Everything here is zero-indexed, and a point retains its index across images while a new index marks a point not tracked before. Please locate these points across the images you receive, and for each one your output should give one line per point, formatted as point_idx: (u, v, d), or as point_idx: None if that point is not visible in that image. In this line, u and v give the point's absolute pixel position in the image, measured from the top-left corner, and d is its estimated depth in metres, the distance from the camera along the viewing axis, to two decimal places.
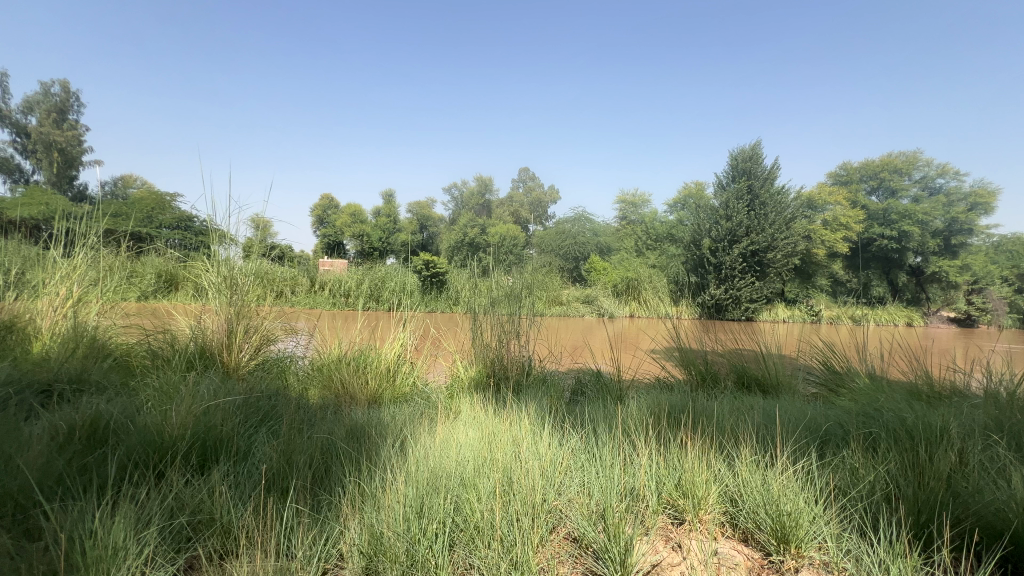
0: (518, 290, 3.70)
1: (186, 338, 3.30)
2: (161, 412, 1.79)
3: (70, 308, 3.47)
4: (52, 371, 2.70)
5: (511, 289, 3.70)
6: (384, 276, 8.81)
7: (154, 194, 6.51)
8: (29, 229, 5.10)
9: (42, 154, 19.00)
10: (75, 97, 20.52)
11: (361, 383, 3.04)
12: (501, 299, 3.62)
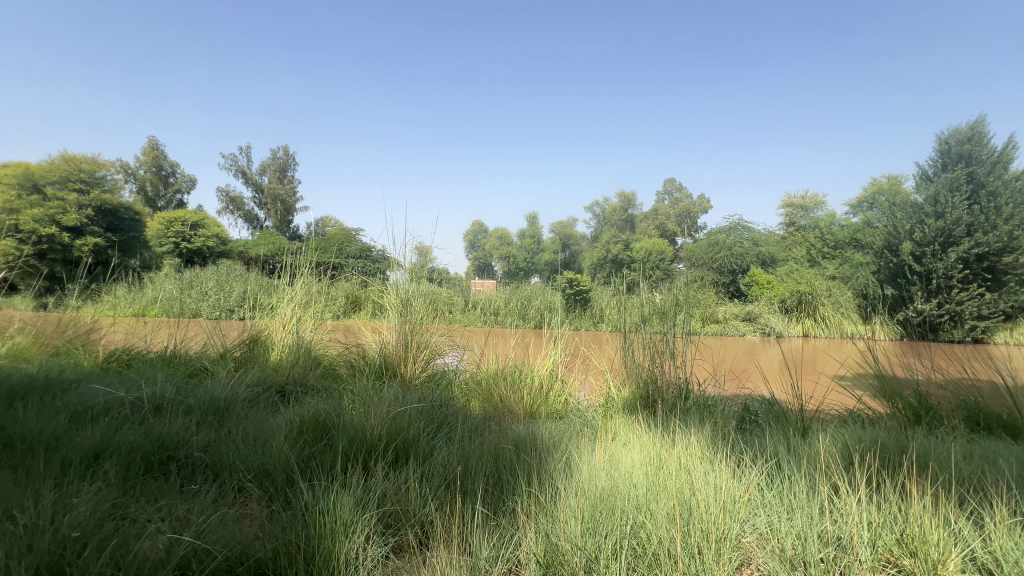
0: (669, 307, 3.53)
1: (373, 352, 3.87)
2: (362, 414, 2.13)
3: (294, 324, 4.31)
4: (284, 376, 3.42)
5: (661, 305, 3.55)
6: (530, 296, 9.18)
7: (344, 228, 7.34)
8: (263, 263, 6.58)
9: (271, 205, 24.46)
10: (292, 158, 25.93)
11: (517, 397, 3.20)
12: (652, 317, 3.50)
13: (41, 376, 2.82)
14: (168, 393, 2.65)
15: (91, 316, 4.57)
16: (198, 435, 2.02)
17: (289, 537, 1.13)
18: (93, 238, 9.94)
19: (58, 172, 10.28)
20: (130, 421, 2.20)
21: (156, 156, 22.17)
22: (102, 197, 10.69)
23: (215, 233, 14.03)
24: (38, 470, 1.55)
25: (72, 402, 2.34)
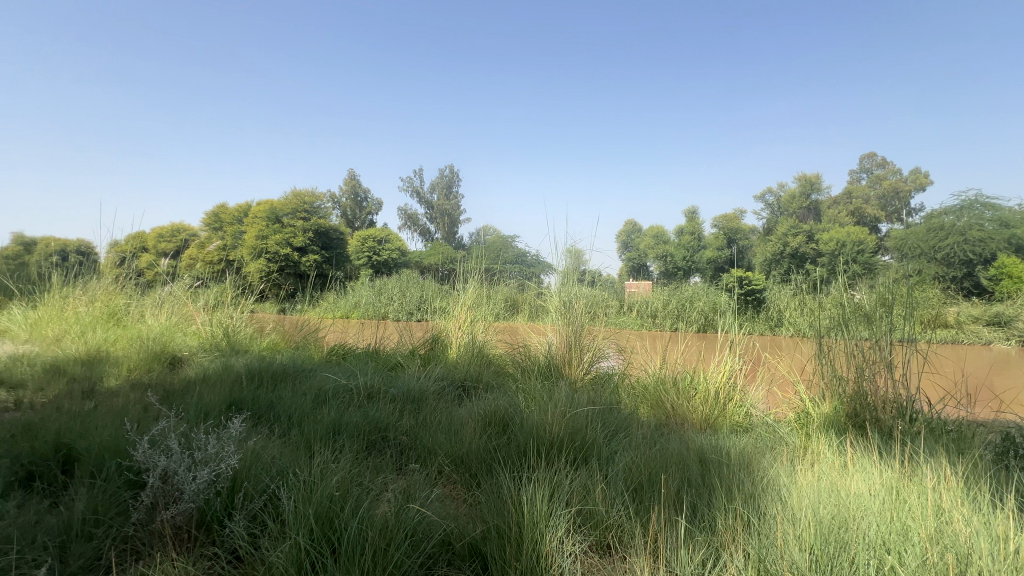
0: (869, 307, 2.91)
1: (540, 353, 4.02)
2: (539, 411, 2.25)
3: (468, 327, 4.75)
4: (464, 372, 3.79)
5: (858, 305, 2.96)
6: (693, 297, 8.51)
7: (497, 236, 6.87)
8: (436, 271, 7.38)
9: (440, 219, 27.37)
10: (456, 175, 28.63)
11: (690, 406, 3.01)
12: (847, 320, 2.95)
13: (291, 365, 3.61)
14: (376, 383, 3.16)
15: (318, 318, 5.72)
16: (403, 420, 2.36)
17: (495, 521, 1.26)
18: (314, 255, 12.36)
19: (290, 205, 12.67)
20: (354, 405, 2.68)
21: (354, 185, 26.68)
22: (318, 222, 12.93)
23: (397, 246, 16.24)
24: (300, 440, 1.99)
25: (313, 387, 2.94)
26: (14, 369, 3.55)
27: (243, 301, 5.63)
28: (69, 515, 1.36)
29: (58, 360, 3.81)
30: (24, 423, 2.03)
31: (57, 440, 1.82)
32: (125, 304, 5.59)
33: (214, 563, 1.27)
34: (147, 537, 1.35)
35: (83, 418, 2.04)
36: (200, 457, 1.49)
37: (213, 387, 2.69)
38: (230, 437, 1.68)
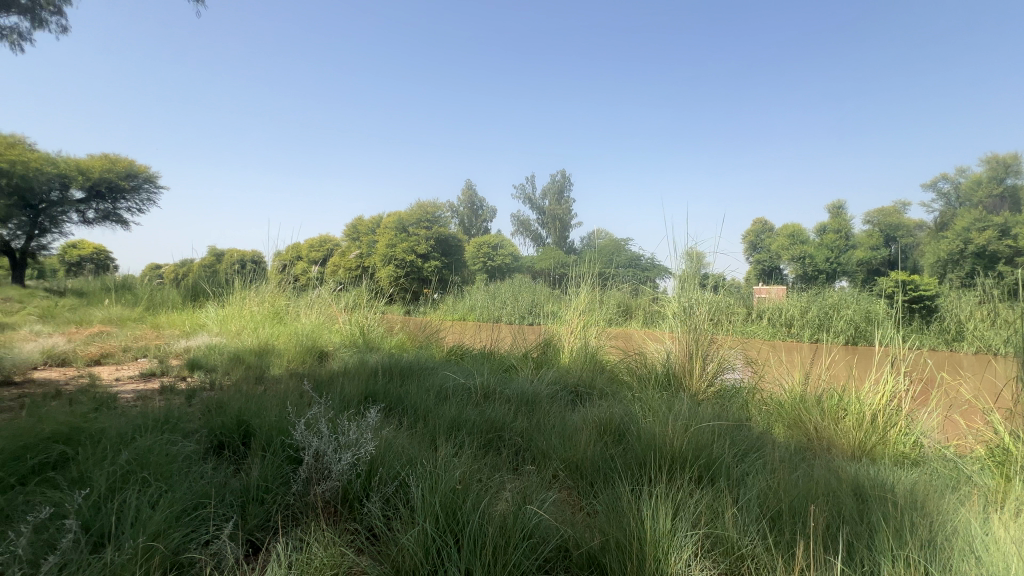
0: None
1: (657, 361, 3.82)
2: (657, 422, 2.15)
3: (580, 332, 4.69)
4: (576, 378, 3.76)
5: None
6: (839, 304, 7.41)
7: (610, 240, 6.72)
8: (547, 276, 7.45)
9: (552, 224, 27.62)
10: (567, 180, 28.74)
11: (839, 429, 2.61)
12: None
13: (417, 363, 3.93)
14: (491, 384, 3.27)
15: (439, 321, 6.13)
16: (516, 421, 2.41)
17: (613, 534, 1.23)
18: (435, 262, 13.29)
19: (414, 215, 13.79)
20: (471, 403, 2.81)
21: (470, 195, 28.28)
22: (439, 231, 13.80)
23: (510, 252, 16.74)
24: (424, 433, 2.14)
25: (434, 384, 3.14)
26: (208, 357, 4.37)
27: (376, 303, 6.26)
28: (248, 481, 1.63)
29: (238, 351, 4.60)
30: (217, 401, 2.49)
31: (238, 417, 2.19)
32: (286, 305, 6.56)
33: (355, 537, 1.42)
34: (303, 507, 1.56)
35: (257, 400, 2.43)
36: (343, 442, 1.68)
37: (352, 380, 3.02)
38: (367, 425, 1.87)
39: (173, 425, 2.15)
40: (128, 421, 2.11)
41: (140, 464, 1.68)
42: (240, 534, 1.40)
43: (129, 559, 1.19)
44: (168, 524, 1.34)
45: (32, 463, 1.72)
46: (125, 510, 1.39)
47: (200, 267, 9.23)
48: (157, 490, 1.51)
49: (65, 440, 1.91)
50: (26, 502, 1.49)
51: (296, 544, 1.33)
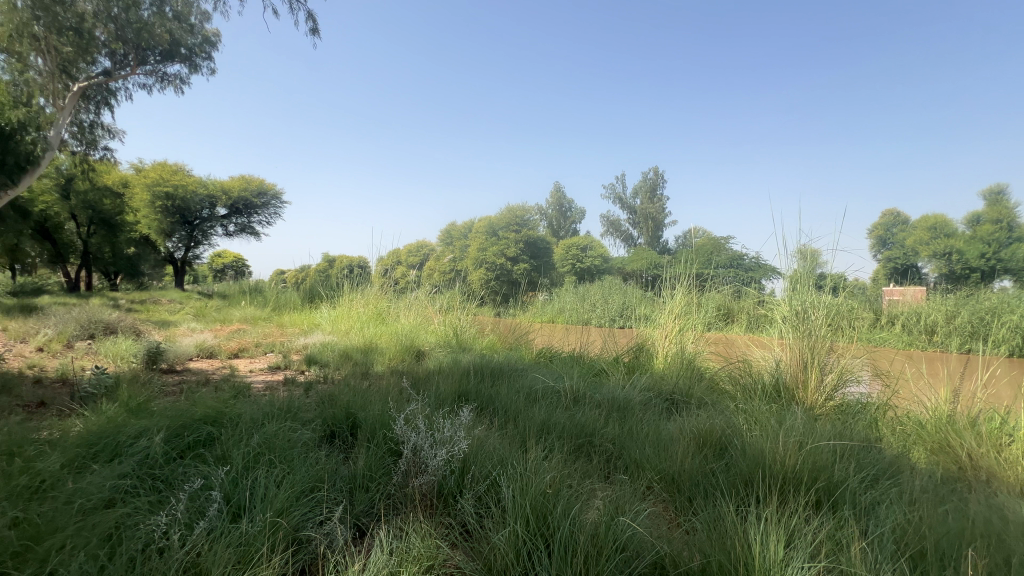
0: None
1: (764, 370, 3.49)
2: (766, 437, 1.96)
3: (676, 336, 4.45)
4: (672, 385, 3.56)
5: None
6: (999, 308, 6.20)
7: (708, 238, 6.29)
8: (639, 278, 7.17)
9: (643, 224, 26.61)
10: (660, 177, 27.55)
11: (1002, 459, 2.18)
12: None
13: (507, 364, 4.00)
14: (581, 388, 3.22)
15: (528, 322, 6.19)
16: (608, 427, 2.34)
17: (716, 558, 1.14)
18: (524, 264, 13.49)
19: (504, 219, 14.35)
20: (562, 407, 2.79)
21: (559, 197, 28.27)
22: (528, 234, 14.24)
23: (600, 254, 16.42)
24: (515, 434, 2.16)
25: (524, 386, 3.17)
26: (322, 353, 4.85)
27: (468, 305, 6.50)
28: (355, 469, 1.77)
29: (347, 348, 5.05)
30: (329, 394, 2.74)
31: (347, 409, 2.39)
32: (387, 306, 7.07)
33: (449, 530, 1.48)
34: (402, 497, 1.65)
35: (362, 394, 2.64)
36: (438, 439, 1.76)
37: (446, 379, 3.16)
38: (460, 424, 1.94)
39: (293, 414, 2.41)
40: (258, 408, 2.41)
41: (267, 447, 1.90)
42: (349, 518, 1.53)
43: (260, 530, 1.36)
44: (289, 503, 1.50)
45: (187, 440, 2.03)
46: (256, 487, 1.58)
47: (316, 271, 10.27)
48: (281, 471, 1.70)
49: (211, 422, 2.23)
50: (183, 472, 1.76)
51: (397, 532, 1.41)
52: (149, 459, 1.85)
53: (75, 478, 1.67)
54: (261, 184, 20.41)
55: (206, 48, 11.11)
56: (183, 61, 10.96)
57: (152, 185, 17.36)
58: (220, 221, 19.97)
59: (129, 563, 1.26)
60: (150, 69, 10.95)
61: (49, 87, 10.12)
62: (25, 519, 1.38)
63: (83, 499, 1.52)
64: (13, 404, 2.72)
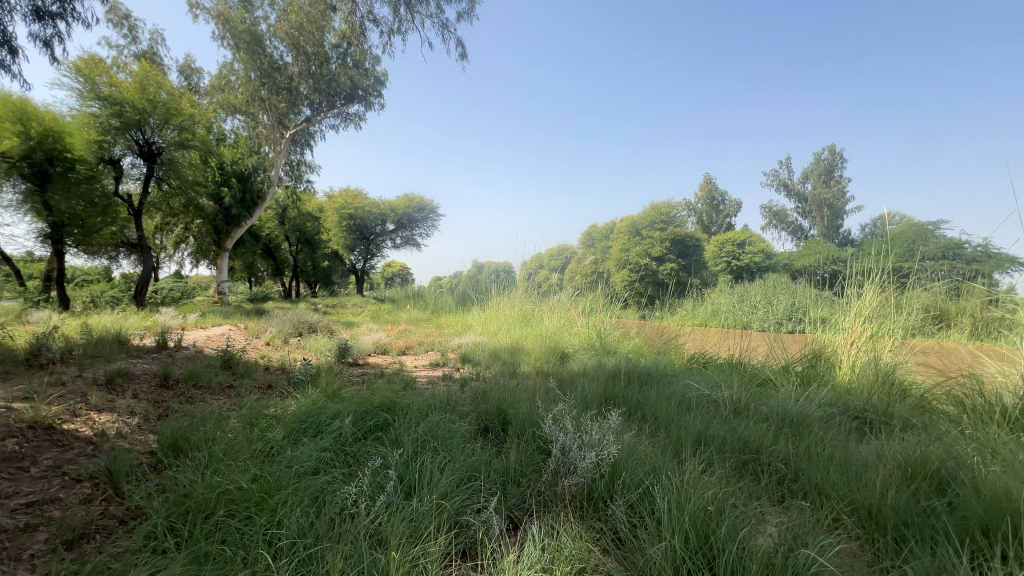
0: None
1: (1003, 389, 2.71)
2: (1012, 476, 1.52)
3: (867, 343, 3.72)
4: (863, 401, 2.99)
5: None
6: None
7: (910, 224, 5.13)
8: (811, 274, 6.19)
9: (816, 212, 22.96)
10: (838, 156, 23.44)
11: None
12: None
13: (655, 369, 3.80)
14: (743, 398, 2.89)
15: (678, 326, 5.80)
16: (780, 445, 2.06)
17: None
18: (671, 264, 12.69)
19: (648, 218, 13.61)
20: (721, 419, 2.54)
21: (709, 190, 26.02)
22: (674, 231, 13.19)
23: (761, 249, 14.63)
24: (668, 444, 2.03)
25: (676, 393, 2.97)
26: (474, 352, 5.22)
27: (612, 307, 6.37)
28: (507, 463, 1.86)
29: (495, 349, 5.36)
30: (482, 391, 2.93)
31: (498, 406, 2.53)
32: (532, 308, 7.30)
33: (600, 535, 1.45)
34: (552, 496, 1.67)
35: (512, 393, 2.75)
36: (586, 441, 1.75)
37: (591, 381, 3.12)
38: (609, 428, 1.90)
39: (452, 407, 2.63)
40: (423, 400, 2.69)
41: (432, 435, 2.11)
42: (503, 510, 1.60)
43: (427, 510, 1.50)
44: (450, 489, 1.63)
45: (369, 423, 2.37)
46: (422, 471, 1.76)
47: (467, 277, 11.12)
48: (443, 458, 1.87)
49: (386, 409, 2.56)
50: (367, 451, 2.05)
51: (548, 530, 1.43)
52: (342, 437, 2.20)
53: (292, 446, 2.07)
54: (420, 201, 23.13)
55: (377, 87, 12.93)
56: (361, 101, 12.87)
57: (339, 208, 20.83)
58: (390, 235, 23.14)
59: (330, 522, 1.51)
60: (338, 112, 13.08)
61: (271, 137, 12.79)
62: (261, 476, 1.75)
63: (297, 464, 1.87)
64: (251, 386, 3.49)
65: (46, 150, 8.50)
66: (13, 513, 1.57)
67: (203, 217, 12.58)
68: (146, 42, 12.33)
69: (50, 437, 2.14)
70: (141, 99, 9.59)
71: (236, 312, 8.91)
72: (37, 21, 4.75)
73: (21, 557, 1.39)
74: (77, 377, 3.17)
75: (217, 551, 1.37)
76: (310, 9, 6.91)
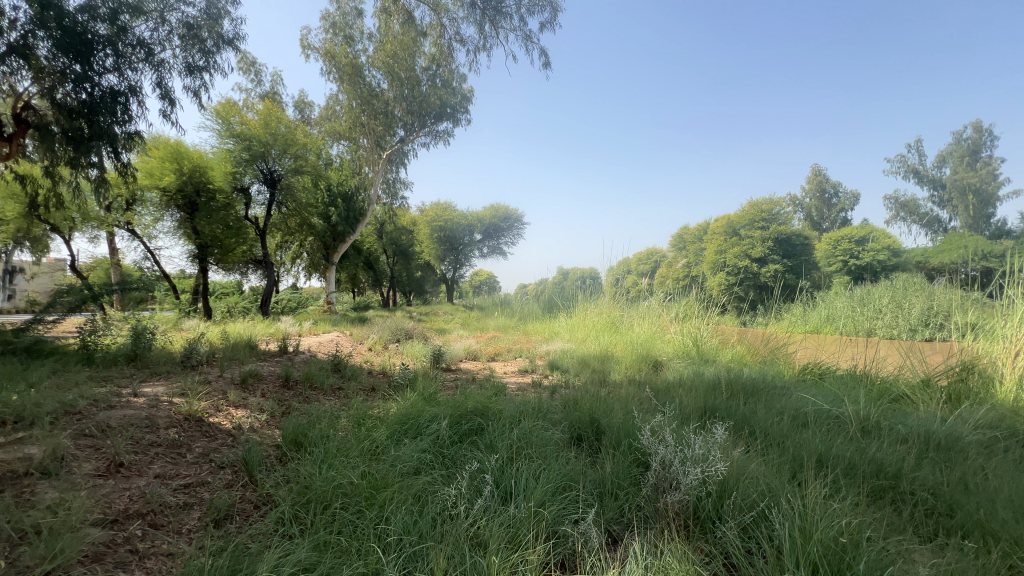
0: None
1: None
2: None
3: None
4: None
5: None
6: None
7: None
8: (953, 273, 5.32)
9: (958, 200, 19.63)
10: (986, 133, 19.92)
11: None
12: None
13: (762, 380, 3.47)
14: (873, 415, 2.54)
15: (787, 332, 5.27)
16: (925, 471, 1.78)
17: None
18: (775, 265, 11.59)
19: (747, 216, 12.62)
20: (847, 438, 2.24)
21: (819, 182, 23.49)
22: (778, 229, 12.07)
23: (887, 246, 12.82)
24: (784, 464, 1.85)
25: (789, 406, 2.68)
26: (562, 360, 5.18)
27: (709, 312, 5.97)
28: (603, 474, 1.81)
29: (584, 356, 5.27)
30: (573, 398, 2.89)
31: (591, 415, 2.47)
32: (620, 315, 7.08)
33: (710, 558, 1.35)
34: (653, 511, 1.60)
35: (604, 402, 2.67)
36: (689, 456, 1.65)
37: (689, 392, 2.92)
38: (715, 443, 1.78)
39: (544, 414, 2.63)
40: (515, 406, 2.72)
41: (525, 442, 2.12)
42: (601, 523, 1.55)
43: (525, 517, 1.51)
44: (546, 497, 1.63)
45: (464, 427, 2.44)
46: (518, 477, 1.77)
47: (553, 284, 11.10)
48: (538, 466, 1.86)
49: (480, 413, 2.63)
50: (463, 455, 2.11)
51: (652, 548, 1.37)
52: (440, 439, 2.29)
53: (395, 446, 2.20)
54: (506, 211, 23.74)
55: (464, 104, 13.51)
56: (450, 119, 13.49)
57: (431, 221, 22.18)
58: (477, 244, 24.03)
59: (431, 521, 1.57)
60: (428, 131, 13.82)
61: (370, 158, 13.86)
62: (370, 473, 1.87)
63: (400, 464, 1.98)
64: (357, 388, 3.79)
65: (193, 182, 10.03)
66: (175, 492, 1.84)
67: (314, 235, 14.00)
68: (268, 84, 14.07)
69: (200, 428, 2.50)
70: (265, 133, 10.93)
71: (343, 320, 9.73)
72: (189, 75, 5.64)
73: (181, 531, 1.62)
74: (219, 377, 3.67)
75: (334, 540, 1.49)
76: (404, 37, 7.41)
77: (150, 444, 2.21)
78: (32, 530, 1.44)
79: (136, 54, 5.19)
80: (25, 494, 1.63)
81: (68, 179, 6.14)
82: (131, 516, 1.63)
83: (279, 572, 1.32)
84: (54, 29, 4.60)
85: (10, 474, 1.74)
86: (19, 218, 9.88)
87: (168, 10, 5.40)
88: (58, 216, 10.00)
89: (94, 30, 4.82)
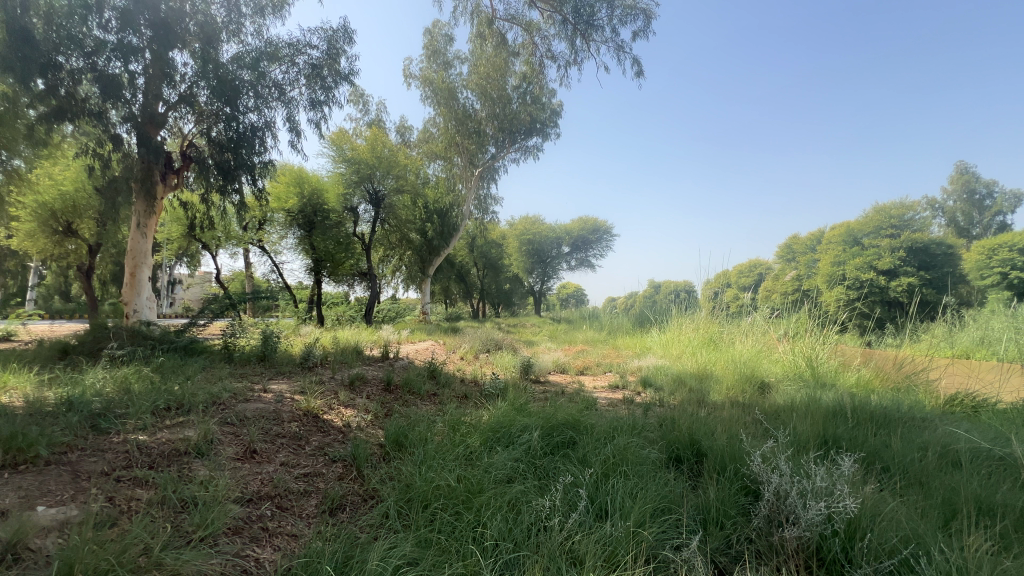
0: None
1: None
2: None
3: None
4: None
5: None
6: None
7: None
8: None
9: None
10: None
11: None
12: None
13: (897, 409, 3.01)
14: None
15: (925, 353, 4.53)
16: None
17: None
18: (909, 278, 10.08)
19: (871, 223, 11.36)
20: (1014, 484, 1.88)
21: (966, 181, 20.22)
22: (911, 237, 10.58)
23: None
24: (929, 509, 1.59)
25: (934, 441, 2.30)
26: (655, 376, 4.98)
27: (826, 330, 5.23)
28: (708, 499, 1.69)
29: (680, 374, 4.98)
30: (670, 417, 2.73)
31: (690, 435, 2.32)
32: (720, 330, 6.62)
33: None
34: (768, 546, 1.46)
35: (705, 422, 2.50)
36: (810, 488, 1.49)
37: (805, 418, 2.62)
38: (843, 475, 1.59)
39: (639, 431, 2.52)
40: (607, 422, 2.63)
41: (620, 458, 2.05)
42: (707, 552, 1.45)
43: (622, 536, 1.47)
44: (646, 518, 1.56)
45: (556, 440, 2.43)
46: (614, 495, 1.72)
47: (643, 297, 10.70)
48: (636, 484, 1.80)
49: (571, 426, 2.60)
50: (556, 468, 2.09)
51: None
52: (532, 450, 2.30)
53: (489, 453, 2.25)
54: (594, 223, 23.44)
55: (553, 117, 13.56)
56: (540, 133, 13.63)
57: (520, 234, 22.78)
58: (565, 257, 24.06)
59: (527, 531, 1.59)
60: (519, 146, 14.09)
61: (464, 175, 14.55)
62: (465, 477, 1.93)
63: (494, 470, 2.02)
64: (451, 395, 3.95)
65: (312, 203, 11.40)
66: (297, 479, 2.05)
67: (411, 249, 15.08)
68: (375, 112, 15.41)
69: (316, 424, 2.76)
70: (370, 156, 11.91)
71: (437, 330, 10.17)
72: (313, 109, 6.38)
73: (303, 514, 1.80)
74: (332, 378, 4.05)
75: (435, 539, 1.56)
76: (496, 59, 7.69)
77: (277, 435, 2.49)
78: (190, 502, 1.69)
79: (271, 94, 5.99)
80: (185, 470, 1.92)
81: (218, 204, 7.22)
82: (263, 497, 1.85)
83: (387, 562, 1.42)
84: (212, 79, 5.47)
85: (173, 451, 2.07)
86: (181, 237, 11.80)
87: (297, 54, 6.21)
88: (208, 235, 11.82)
89: (241, 76, 5.69)
